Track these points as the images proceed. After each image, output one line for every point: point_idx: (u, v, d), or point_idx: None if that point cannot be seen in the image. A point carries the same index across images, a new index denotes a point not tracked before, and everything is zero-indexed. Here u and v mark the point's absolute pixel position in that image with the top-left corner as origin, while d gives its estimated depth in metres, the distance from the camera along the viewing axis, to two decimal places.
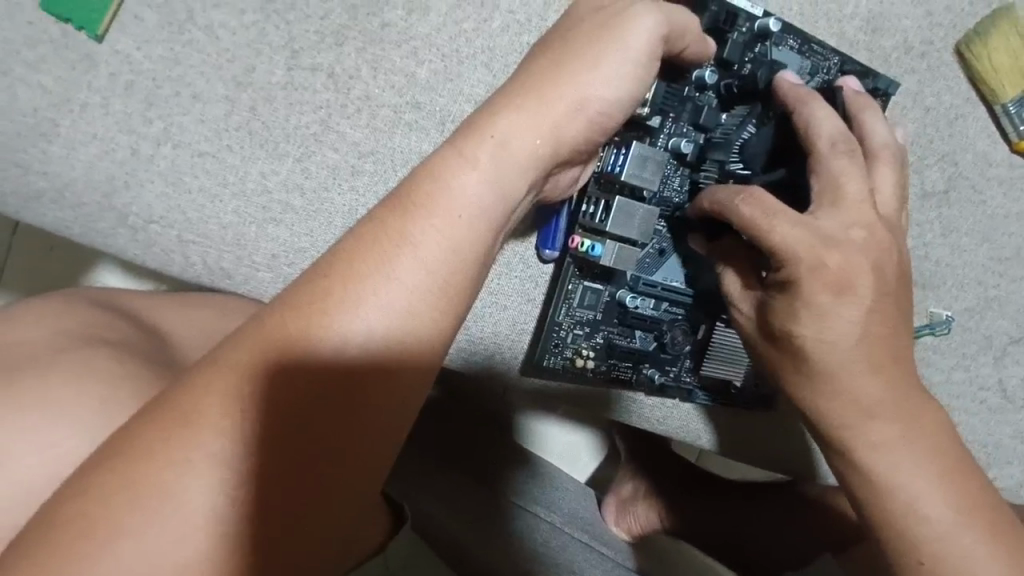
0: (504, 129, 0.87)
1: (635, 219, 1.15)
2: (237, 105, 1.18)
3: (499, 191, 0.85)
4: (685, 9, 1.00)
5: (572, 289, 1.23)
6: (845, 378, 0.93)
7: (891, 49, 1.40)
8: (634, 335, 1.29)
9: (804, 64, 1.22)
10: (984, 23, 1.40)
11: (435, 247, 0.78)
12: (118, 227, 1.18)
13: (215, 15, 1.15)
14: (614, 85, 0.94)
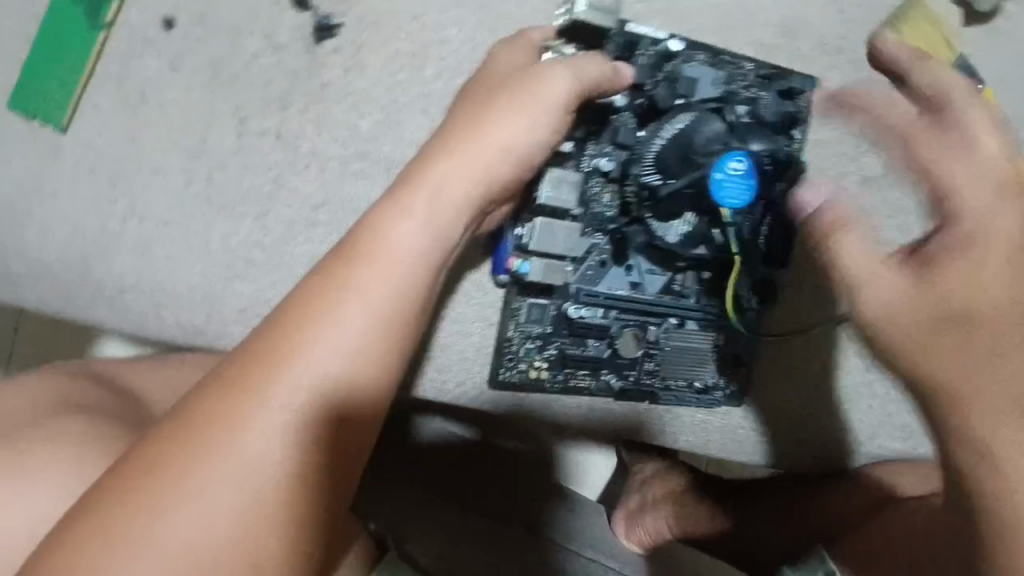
0: (437, 177, 0.95)
1: (558, 236, 1.28)
2: (195, 174, 1.29)
3: (437, 233, 0.92)
4: (594, 59, 1.08)
5: (517, 308, 1.35)
6: (987, 369, 0.81)
7: (808, 49, 1.45)
8: (587, 343, 1.37)
9: (718, 74, 1.32)
10: (900, 10, 1.45)
11: (380, 290, 0.85)
12: (96, 298, 1.29)
13: (167, 96, 1.27)
14: (532, 133, 1.01)
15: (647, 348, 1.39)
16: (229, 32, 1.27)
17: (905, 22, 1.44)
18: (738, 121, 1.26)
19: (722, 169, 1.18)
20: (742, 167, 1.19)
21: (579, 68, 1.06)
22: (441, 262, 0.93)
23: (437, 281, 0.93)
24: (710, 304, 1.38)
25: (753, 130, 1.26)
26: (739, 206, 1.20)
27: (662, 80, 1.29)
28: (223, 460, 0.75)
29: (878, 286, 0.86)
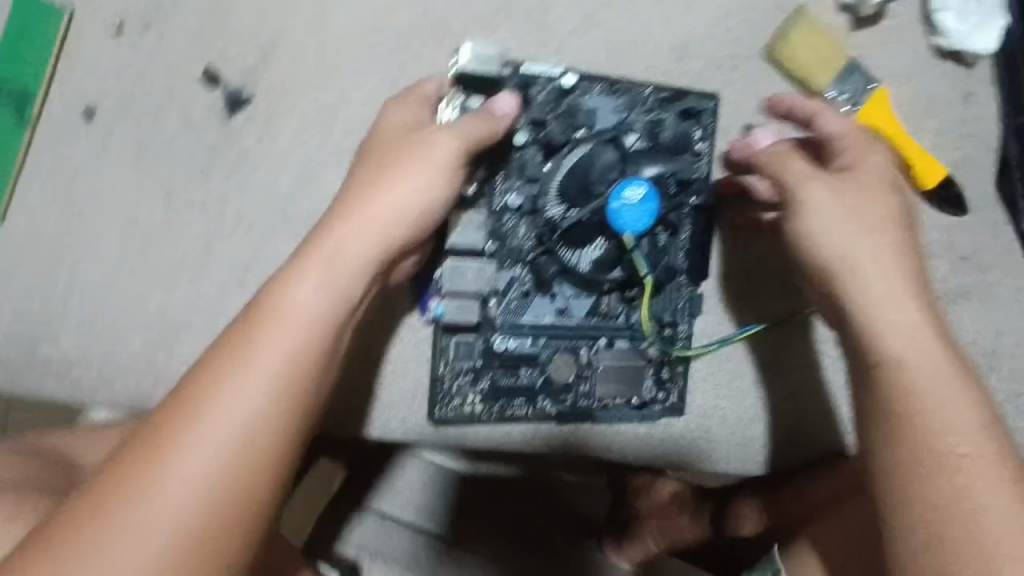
0: (335, 241, 0.99)
1: (468, 276, 1.32)
2: (128, 249, 1.36)
3: (334, 293, 0.95)
4: (482, 123, 1.13)
5: (444, 346, 1.37)
6: (882, 304, 1.08)
7: (701, 69, 1.52)
8: (520, 372, 1.40)
9: (615, 103, 1.36)
10: (783, 25, 1.54)
11: (271, 355, 0.89)
12: (47, 376, 1.36)
13: (95, 179, 1.34)
14: (427, 193, 1.05)
15: (580, 370, 1.43)
16: (147, 113, 1.34)
17: (789, 35, 1.53)
18: (633, 148, 1.35)
19: (619, 198, 1.27)
20: (639, 193, 1.27)
21: (463, 131, 1.10)
22: (342, 322, 0.96)
23: (341, 335, 0.97)
24: (635, 322, 1.43)
25: (648, 156, 1.35)
26: (639, 230, 1.29)
27: (560, 117, 1.32)
28: (128, 526, 0.79)
29: (818, 194, 1.15)
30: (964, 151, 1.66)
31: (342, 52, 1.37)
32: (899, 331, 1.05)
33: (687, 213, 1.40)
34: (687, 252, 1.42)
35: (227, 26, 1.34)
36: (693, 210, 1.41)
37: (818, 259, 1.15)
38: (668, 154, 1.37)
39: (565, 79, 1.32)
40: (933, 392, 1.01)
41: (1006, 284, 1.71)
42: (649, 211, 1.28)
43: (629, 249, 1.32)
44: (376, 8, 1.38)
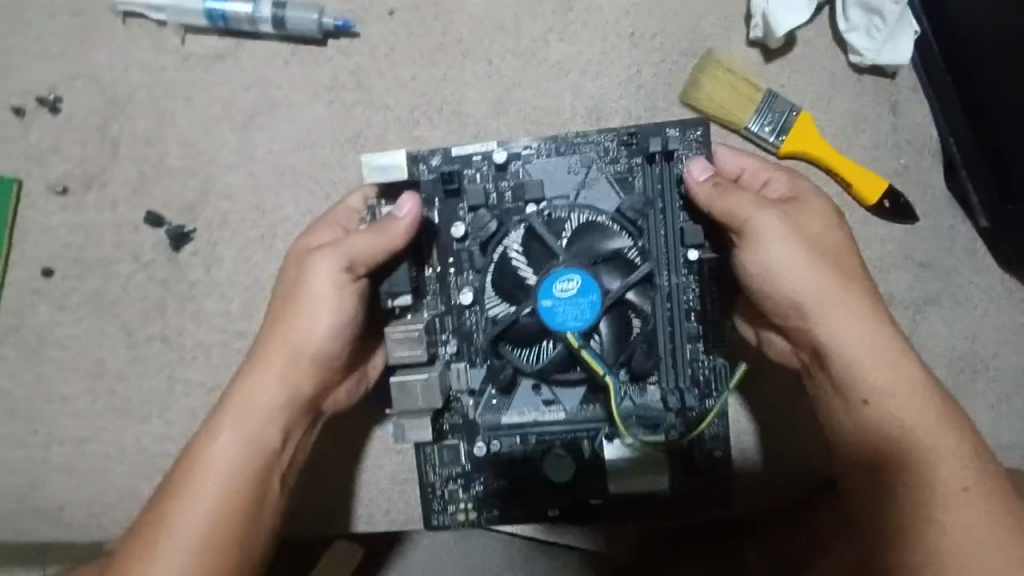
0: (243, 394, 1.14)
1: (414, 393, 1.11)
2: (99, 391, 1.43)
3: (248, 443, 1.12)
4: (361, 233, 1.11)
5: (430, 452, 1.23)
6: (853, 338, 1.09)
7: (621, 127, 1.55)
8: (515, 473, 1.22)
9: (571, 163, 1.15)
10: (693, 71, 1.56)
11: (200, 507, 1.09)
12: (39, 522, 1.43)
13: (61, 331, 1.43)
14: (319, 324, 1.14)
15: (586, 466, 1.21)
16: (100, 263, 1.43)
17: (700, 82, 1.55)
18: (574, 224, 1.13)
19: (551, 295, 1.09)
20: (575, 285, 1.09)
21: (347, 246, 1.11)
22: (267, 463, 1.14)
23: (270, 477, 1.14)
24: (642, 407, 1.15)
25: (594, 227, 1.13)
26: (585, 327, 1.10)
27: (505, 196, 1.17)
28: None
29: (773, 226, 1.09)
30: (902, 160, 1.66)
31: (271, 175, 1.45)
32: (861, 352, 1.08)
33: (675, 274, 1.13)
34: (678, 320, 1.13)
35: (163, 170, 1.43)
36: (679, 267, 1.13)
37: (789, 296, 1.10)
38: (629, 217, 1.13)
39: (504, 154, 1.16)
40: (906, 411, 1.06)
41: (975, 284, 1.69)
42: (592, 303, 1.09)
43: (577, 350, 1.10)
44: (297, 128, 1.45)
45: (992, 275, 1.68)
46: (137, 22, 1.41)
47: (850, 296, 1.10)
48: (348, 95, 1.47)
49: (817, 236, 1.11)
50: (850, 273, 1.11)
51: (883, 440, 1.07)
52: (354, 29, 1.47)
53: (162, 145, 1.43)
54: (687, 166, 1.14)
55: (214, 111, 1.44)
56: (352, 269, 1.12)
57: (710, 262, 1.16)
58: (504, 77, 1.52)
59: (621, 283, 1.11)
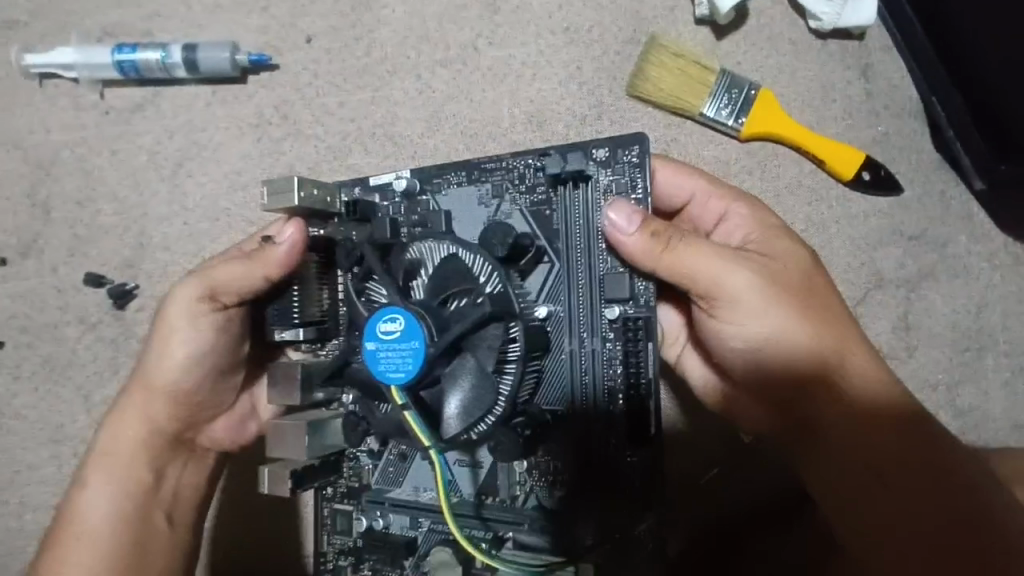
0: (109, 441, 1.14)
1: (286, 438, 1.05)
2: (62, 456, 1.41)
3: (118, 484, 1.12)
4: (220, 264, 1.09)
5: (325, 516, 1.14)
6: (842, 375, 1.01)
7: (565, 129, 1.45)
8: (401, 567, 1.08)
9: (481, 193, 1.07)
10: (638, 61, 1.45)
11: (80, 561, 1.07)
12: None
13: (19, 400, 1.43)
14: (177, 361, 1.12)
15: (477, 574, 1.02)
16: (49, 329, 1.42)
17: (646, 72, 1.44)
18: (437, 259, 1.01)
19: (373, 337, 0.97)
20: (399, 327, 0.96)
21: (204, 277, 1.09)
22: (144, 502, 1.13)
23: (152, 513, 1.14)
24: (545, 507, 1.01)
25: (455, 263, 1.00)
26: (407, 380, 0.95)
27: (413, 229, 1.08)
28: None
29: (747, 284, 0.99)
30: (881, 128, 1.52)
31: (205, 222, 1.41)
32: (848, 391, 1.00)
33: (588, 340, 1.00)
34: (585, 399, 0.99)
35: (97, 228, 1.42)
36: (595, 331, 1.00)
37: (773, 342, 1.00)
38: (494, 253, 1.00)
39: (409, 182, 1.11)
40: (909, 443, 0.98)
41: (976, 253, 1.53)
42: (415, 351, 0.95)
43: (401, 410, 0.97)
44: (227, 170, 1.41)
45: (994, 241, 1.53)
46: (53, 81, 1.42)
47: (833, 335, 1.01)
48: (274, 130, 1.42)
49: (787, 272, 1.03)
50: (829, 307, 1.03)
51: (904, 484, 0.96)
52: (273, 62, 1.42)
53: (94, 203, 1.42)
54: (609, 209, 0.96)
55: (141, 162, 1.42)
56: (213, 297, 1.10)
57: (634, 319, 0.98)
58: (434, 91, 1.44)
59: (459, 326, 0.95)
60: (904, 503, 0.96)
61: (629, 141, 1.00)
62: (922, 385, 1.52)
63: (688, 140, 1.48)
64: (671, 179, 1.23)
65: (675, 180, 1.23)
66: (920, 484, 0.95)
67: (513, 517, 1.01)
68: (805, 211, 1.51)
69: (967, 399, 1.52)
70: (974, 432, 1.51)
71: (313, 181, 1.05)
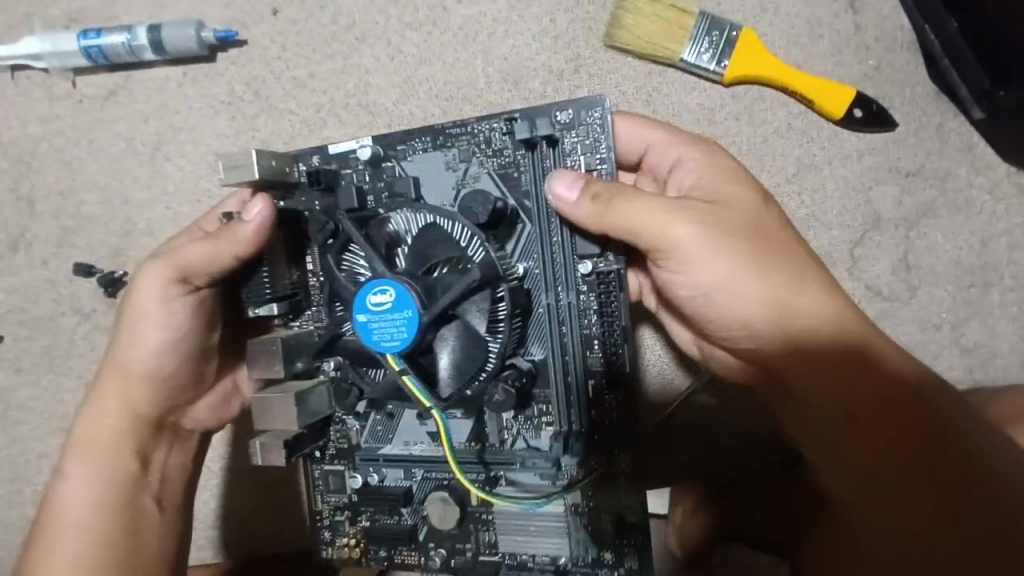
0: (86, 427, 1.15)
1: (274, 410, 1.03)
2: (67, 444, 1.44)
3: (104, 472, 1.12)
4: (188, 246, 1.09)
5: (317, 478, 1.15)
6: (800, 320, 0.95)
7: (542, 86, 1.42)
8: (400, 514, 1.12)
9: (448, 159, 1.06)
10: (613, 10, 1.40)
11: (65, 552, 1.06)
12: None
13: (23, 392, 1.46)
14: (151, 345, 1.13)
15: (473, 513, 1.08)
16: (44, 320, 1.44)
17: (621, 20, 1.38)
18: (415, 226, 1.03)
19: (364, 309, 0.99)
20: (389, 298, 0.97)
21: (174, 260, 1.09)
22: (131, 490, 1.13)
23: (142, 498, 1.14)
24: (534, 447, 1.05)
25: (434, 232, 1.01)
26: (402, 348, 0.97)
27: (381, 195, 1.06)
28: None
29: (693, 238, 0.96)
30: (871, 62, 1.46)
31: (188, 205, 1.41)
32: (810, 338, 0.94)
33: (564, 293, 1.02)
34: (564, 349, 1.02)
35: (82, 218, 1.43)
36: (570, 285, 1.01)
37: (724, 294, 0.96)
38: (475, 219, 0.98)
39: (372, 150, 1.08)
40: (877, 384, 0.91)
41: (977, 185, 1.47)
42: (408, 320, 0.96)
43: (398, 375, 1.00)
44: (203, 151, 1.41)
45: (997, 171, 1.47)
46: (25, 73, 1.43)
47: (789, 278, 0.95)
48: (248, 107, 1.41)
49: (735, 219, 0.99)
50: (783, 249, 0.98)
51: (870, 428, 0.91)
52: (239, 37, 1.41)
53: (76, 193, 1.43)
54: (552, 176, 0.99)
55: (119, 149, 1.42)
56: (185, 280, 1.10)
57: (607, 274, 1.01)
58: (405, 54, 1.42)
59: (453, 292, 0.96)
60: (872, 448, 0.91)
61: (589, 103, 1.00)
62: (925, 326, 1.48)
63: (670, 89, 1.44)
64: (630, 129, 1.19)
65: (632, 130, 1.19)
66: (889, 426, 0.90)
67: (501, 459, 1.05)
68: (794, 154, 1.47)
69: (972, 336, 1.48)
70: (982, 370, 1.47)
71: (272, 152, 1.06)
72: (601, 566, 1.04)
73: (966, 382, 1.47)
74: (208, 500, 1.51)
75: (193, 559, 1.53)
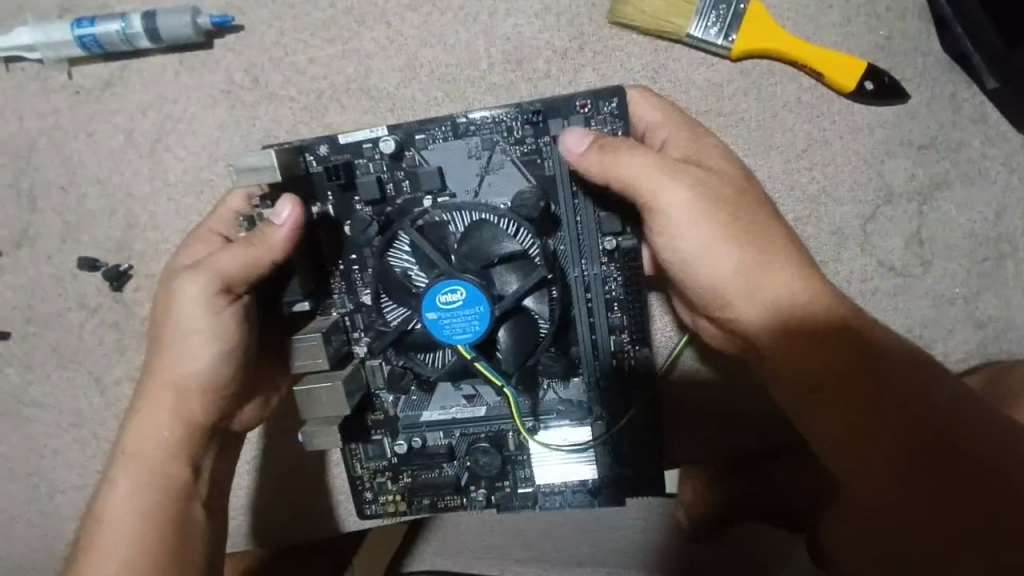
0: (137, 441, 1.11)
1: (322, 400, 1.07)
2: (84, 440, 1.45)
3: (150, 475, 1.09)
4: (229, 255, 1.06)
5: (356, 447, 1.19)
6: (773, 278, 0.98)
7: (546, 65, 1.39)
8: (442, 467, 1.17)
9: (470, 147, 1.07)
10: None
11: (114, 556, 1.02)
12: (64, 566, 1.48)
13: (35, 390, 1.45)
14: (199, 358, 1.09)
15: (512, 457, 1.17)
16: (52, 316, 1.43)
17: None
18: (463, 224, 1.06)
19: (434, 306, 1.05)
20: (460, 297, 1.03)
21: (215, 269, 1.06)
22: (182, 493, 1.10)
23: (191, 503, 1.11)
24: (565, 397, 1.16)
25: (482, 228, 1.05)
26: (474, 339, 1.05)
27: (402, 185, 1.08)
28: None
29: (681, 204, 1.00)
30: (883, 32, 1.43)
31: (192, 196, 1.39)
32: (789, 300, 0.97)
33: (589, 267, 1.09)
34: (590, 313, 1.11)
35: (85, 213, 1.41)
36: (594, 259, 1.09)
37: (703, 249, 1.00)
38: (524, 214, 1.04)
39: (394, 141, 1.06)
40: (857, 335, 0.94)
41: (991, 156, 1.45)
42: (480, 315, 1.04)
43: (471, 362, 1.08)
44: (204, 142, 1.39)
45: (1011, 142, 1.44)
46: (18, 65, 1.40)
47: (761, 240, 1.01)
48: (247, 95, 1.38)
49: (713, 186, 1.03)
50: (755, 218, 1.02)
51: (856, 376, 0.91)
52: (236, 23, 1.38)
53: (78, 188, 1.41)
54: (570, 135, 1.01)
55: (119, 143, 1.40)
56: (228, 288, 1.07)
57: (630, 247, 1.09)
58: (405, 36, 1.39)
59: (516, 291, 1.05)
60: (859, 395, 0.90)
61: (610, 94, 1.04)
62: (939, 301, 1.47)
63: (677, 65, 1.41)
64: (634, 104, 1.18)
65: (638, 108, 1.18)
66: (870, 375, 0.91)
67: (541, 411, 1.15)
68: (805, 130, 1.44)
69: (987, 309, 1.46)
70: (995, 344, 1.47)
71: (284, 150, 1.03)
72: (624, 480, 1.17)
73: (980, 356, 1.47)
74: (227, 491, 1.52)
75: None
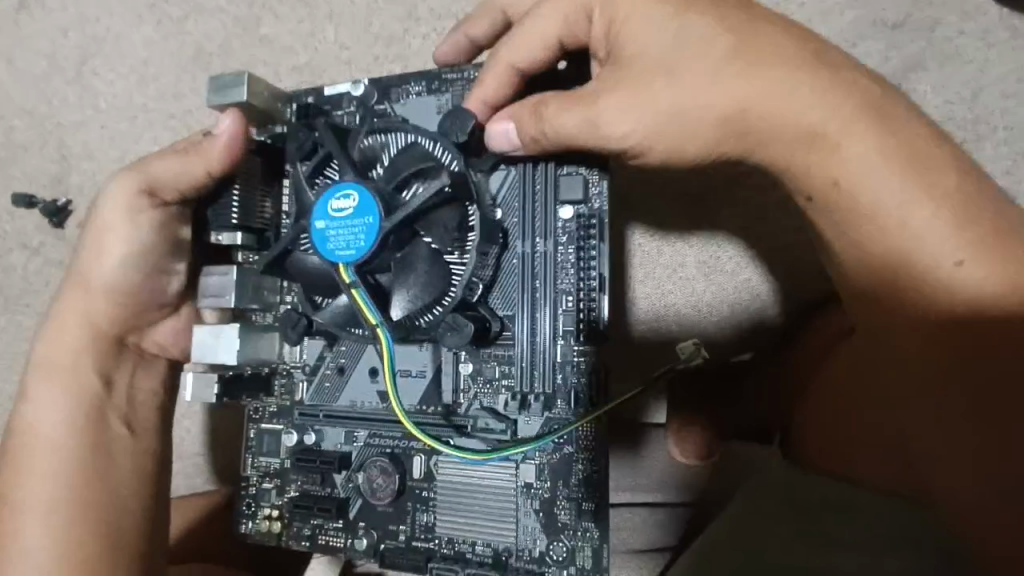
0: (53, 350, 1.02)
1: (219, 342, 1.00)
2: None
3: (67, 393, 1.00)
4: (167, 158, 1.00)
5: (252, 437, 1.09)
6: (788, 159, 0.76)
7: None
8: (332, 484, 1.04)
9: (440, 103, 0.99)
10: None
11: (34, 472, 0.95)
12: None
13: None
14: (119, 262, 1.02)
15: (414, 486, 1.01)
16: None
17: None
18: (396, 146, 0.95)
19: (324, 215, 0.93)
20: (351, 203, 0.92)
21: (150, 168, 1.00)
22: (99, 408, 1.02)
23: (109, 417, 1.03)
24: (490, 408, 0.98)
25: (414, 154, 0.93)
26: (356, 258, 0.91)
27: None
28: None
29: (620, 112, 0.79)
30: None
31: (124, 122, 1.32)
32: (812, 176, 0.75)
33: (540, 244, 0.96)
34: (531, 302, 0.96)
35: (18, 146, 1.35)
36: (546, 236, 0.96)
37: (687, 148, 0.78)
38: (455, 139, 0.90)
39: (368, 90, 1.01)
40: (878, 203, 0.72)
41: (967, 32, 1.36)
42: (368, 226, 0.91)
43: (348, 288, 0.92)
44: (132, 61, 1.32)
45: (988, 15, 1.36)
46: None
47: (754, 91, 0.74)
48: (174, 10, 1.32)
49: (672, 68, 0.78)
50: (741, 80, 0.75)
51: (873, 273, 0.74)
52: None
53: (12, 119, 1.36)
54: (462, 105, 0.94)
55: (44, 68, 1.35)
56: (155, 193, 1.01)
57: (588, 222, 0.94)
58: None
59: (415, 202, 0.90)
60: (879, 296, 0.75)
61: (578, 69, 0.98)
62: None
63: None
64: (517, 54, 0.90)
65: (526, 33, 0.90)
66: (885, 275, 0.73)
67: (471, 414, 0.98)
68: None
69: None
70: None
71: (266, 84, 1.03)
72: (549, 562, 0.95)
73: None
74: (192, 429, 1.49)
75: (183, 489, 1.50)
